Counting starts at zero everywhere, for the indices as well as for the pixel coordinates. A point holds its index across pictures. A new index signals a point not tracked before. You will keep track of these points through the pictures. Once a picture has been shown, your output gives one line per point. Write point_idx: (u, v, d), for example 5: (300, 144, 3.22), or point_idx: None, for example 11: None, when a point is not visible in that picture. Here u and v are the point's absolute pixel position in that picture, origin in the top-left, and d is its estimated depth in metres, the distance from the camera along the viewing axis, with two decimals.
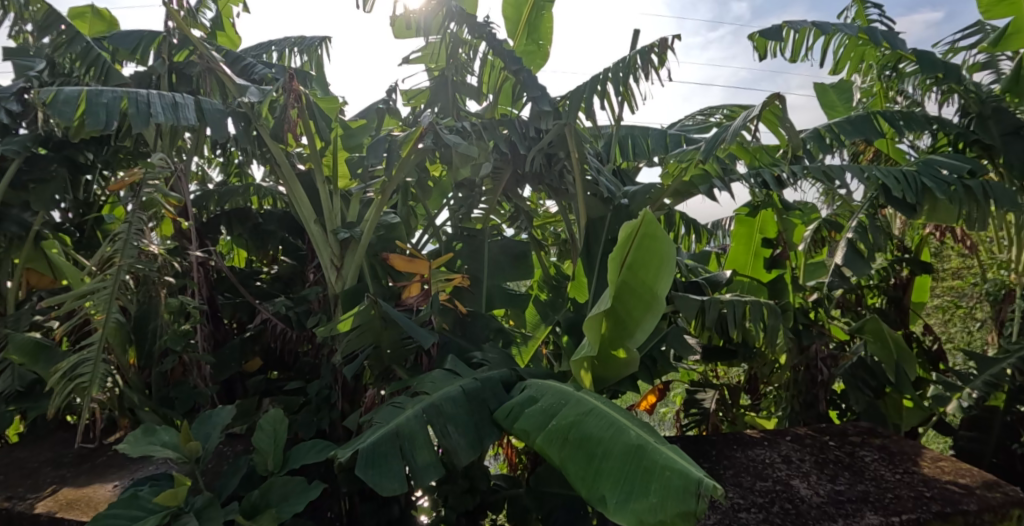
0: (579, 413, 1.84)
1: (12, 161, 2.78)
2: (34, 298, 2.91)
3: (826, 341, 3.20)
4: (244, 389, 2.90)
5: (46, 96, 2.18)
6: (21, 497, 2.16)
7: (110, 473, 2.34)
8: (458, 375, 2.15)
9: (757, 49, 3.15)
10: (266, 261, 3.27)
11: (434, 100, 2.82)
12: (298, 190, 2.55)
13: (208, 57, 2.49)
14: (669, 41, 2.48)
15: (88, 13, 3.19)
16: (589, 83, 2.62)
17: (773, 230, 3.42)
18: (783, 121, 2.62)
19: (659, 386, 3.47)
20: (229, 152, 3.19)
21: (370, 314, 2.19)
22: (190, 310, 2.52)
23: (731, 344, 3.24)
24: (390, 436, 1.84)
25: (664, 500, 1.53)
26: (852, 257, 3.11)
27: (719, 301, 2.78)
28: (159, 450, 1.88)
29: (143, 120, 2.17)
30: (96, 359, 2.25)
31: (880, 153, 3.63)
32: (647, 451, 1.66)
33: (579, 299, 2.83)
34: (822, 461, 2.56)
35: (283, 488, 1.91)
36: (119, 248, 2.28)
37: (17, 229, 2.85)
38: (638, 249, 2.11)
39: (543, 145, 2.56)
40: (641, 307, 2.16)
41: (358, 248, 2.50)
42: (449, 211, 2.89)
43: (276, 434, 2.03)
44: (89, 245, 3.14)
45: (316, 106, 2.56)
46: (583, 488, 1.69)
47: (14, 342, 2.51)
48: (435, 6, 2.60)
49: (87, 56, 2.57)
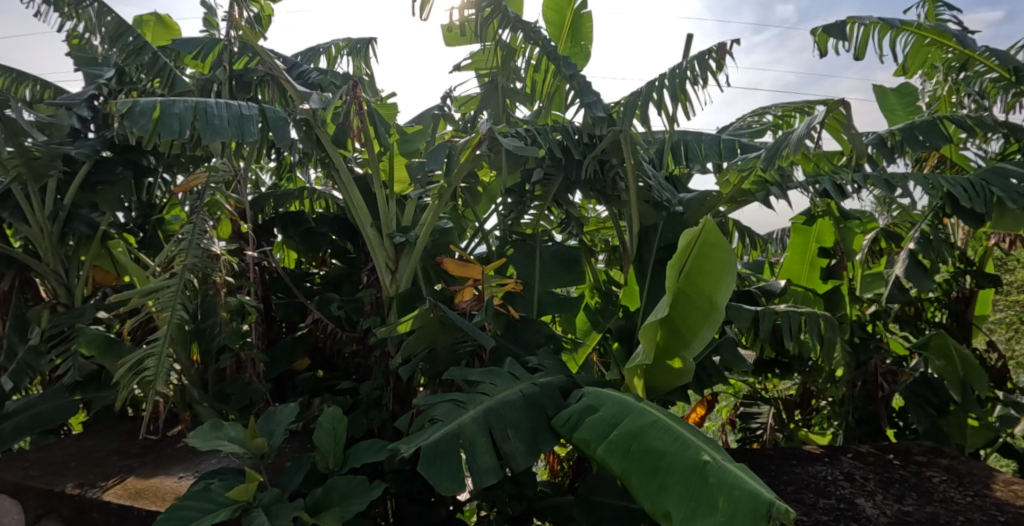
0: (642, 425, 1.81)
1: (83, 166, 2.97)
2: (100, 295, 3.07)
3: (883, 356, 3.12)
4: (294, 387, 3.00)
5: (122, 107, 2.23)
6: (91, 485, 2.23)
7: (174, 465, 2.41)
8: (516, 379, 2.14)
9: (817, 45, 3.01)
10: (316, 263, 3.38)
11: (484, 105, 2.91)
12: (355, 195, 2.60)
13: (271, 64, 2.60)
14: (727, 46, 2.42)
15: (152, 21, 3.37)
16: (644, 90, 2.57)
17: (830, 240, 3.32)
18: (848, 127, 2.50)
19: (709, 397, 3.38)
20: (283, 157, 3.30)
21: (429, 317, 2.18)
22: (247, 309, 2.62)
23: (785, 357, 3.20)
24: (452, 435, 1.83)
25: (733, 519, 1.51)
26: (914, 270, 3.03)
27: (773, 311, 2.76)
28: (226, 444, 1.93)
29: (213, 134, 2.24)
30: (161, 354, 2.30)
31: (944, 159, 3.52)
32: (714, 468, 1.63)
33: (630, 307, 2.88)
34: (887, 480, 2.46)
35: (345, 486, 1.93)
36: (184, 248, 2.37)
37: (86, 228, 3.05)
38: (699, 259, 2.07)
39: (597, 152, 2.53)
40: (698, 316, 2.11)
41: (414, 252, 2.53)
42: (497, 217, 2.92)
43: (337, 433, 2.06)
44: (151, 245, 3.32)
45: (378, 113, 2.60)
46: (646, 501, 1.66)
47: (85, 335, 2.62)
48: (488, 13, 2.59)
49: (154, 65, 2.68)
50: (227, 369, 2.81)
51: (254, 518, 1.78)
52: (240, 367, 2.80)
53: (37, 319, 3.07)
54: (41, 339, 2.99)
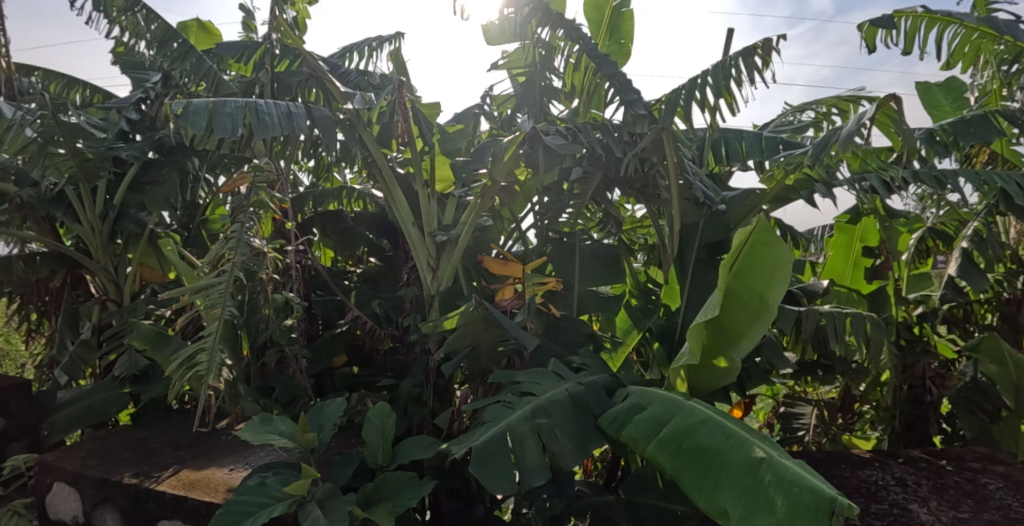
0: (692, 422, 1.79)
1: (132, 167, 3.07)
2: (149, 291, 3.16)
3: (931, 359, 3.03)
4: (333, 383, 3.05)
5: (177, 108, 2.29)
6: (146, 475, 2.30)
7: (223, 457, 2.47)
8: (562, 378, 2.14)
9: (865, 40, 2.95)
10: (352, 262, 3.43)
11: (521, 105, 2.87)
12: (398, 195, 2.64)
13: (315, 66, 2.61)
14: (774, 42, 2.38)
15: (195, 26, 3.46)
16: (686, 87, 2.54)
17: (875, 239, 3.22)
18: (901, 122, 2.43)
19: (744, 399, 3.35)
20: (322, 158, 3.36)
21: (474, 315, 2.19)
22: (292, 306, 2.67)
23: (827, 359, 3.13)
24: (501, 435, 1.84)
25: (793, 516, 1.49)
26: (968, 268, 2.95)
27: (817, 312, 2.70)
28: (277, 438, 1.98)
29: (266, 130, 2.30)
30: (212, 349, 2.35)
31: (995, 156, 3.40)
32: (770, 465, 1.61)
33: (671, 306, 2.89)
34: (941, 486, 2.39)
35: (395, 482, 1.96)
36: (233, 247, 2.41)
37: (135, 227, 3.14)
38: (748, 257, 2.04)
39: (638, 150, 2.51)
40: (748, 314, 2.07)
41: (456, 250, 2.55)
42: (534, 216, 2.91)
43: (384, 429, 2.09)
44: (196, 243, 3.41)
45: (422, 113, 2.64)
46: (700, 499, 1.65)
47: (138, 330, 2.70)
48: (527, 12, 2.56)
49: (199, 68, 2.74)
50: (271, 365, 2.87)
51: (310, 512, 1.82)
52: (283, 363, 2.86)
53: (89, 314, 3.18)
54: (92, 332, 3.10)
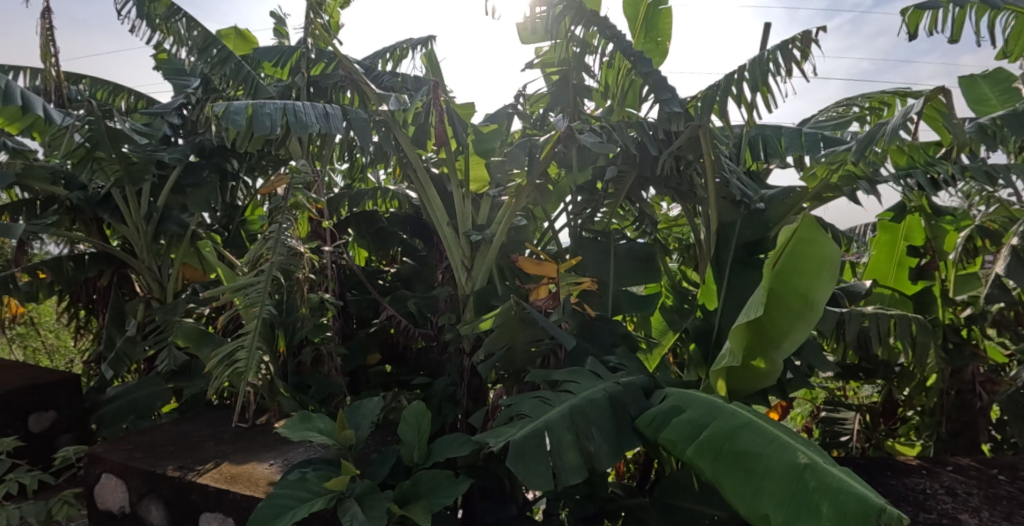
0: (733, 426, 1.76)
1: (174, 170, 3.15)
2: (190, 290, 3.25)
3: (980, 363, 2.90)
4: (367, 381, 3.08)
5: (218, 109, 2.34)
6: (189, 468, 2.36)
7: (262, 453, 2.52)
8: (599, 378, 2.12)
9: (908, 26, 2.84)
10: (386, 261, 3.47)
11: (554, 104, 2.84)
12: (433, 195, 2.65)
13: (351, 69, 2.65)
14: (813, 34, 2.32)
15: (233, 32, 3.55)
16: (723, 83, 2.50)
17: (920, 237, 3.11)
18: (950, 116, 2.34)
19: (783, 402, 3.28)
20: (356, 159, 3.40)
21: (510, 314, 2.19)
22: (327, 306, 2.72)
23: (870, 362, 3.04)
24: (539, 432, 1.83)
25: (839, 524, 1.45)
26: (1016, 267, 2.80)
27: (860, 314, 2.61)
28: (316, 435, 2.01)
29: (303, 129, 2.33)
30: (251, 347, 2.39)
31: None
32: (814, 471, 1.57)
33: (709, 307, 2.78)
34: (993, 496, 2.29)
35: (432, 480, 1.97)
36: (271, 247, 2.46)
37: (177, 228, 3.22)
38: (792, 256, 1.99)
39: (673, 148, 2.48)
40: (791, 314, 2.02)
41: (490, 250, 2.55)
42: (567, 216, 2.89)
43: (420, 426, 2.11)
44: (235, 243, 3.48)
45: (456, 113, 2.65)
46: (741, 503, 1.62)
47: (181, 328, 2.77)
48: (559, 10, 2.55)
49: (238, 73, 2.81)
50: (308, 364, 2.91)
51: (349, 508, 1.85)
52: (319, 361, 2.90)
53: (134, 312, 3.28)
54: (137, 330, 3.20)
